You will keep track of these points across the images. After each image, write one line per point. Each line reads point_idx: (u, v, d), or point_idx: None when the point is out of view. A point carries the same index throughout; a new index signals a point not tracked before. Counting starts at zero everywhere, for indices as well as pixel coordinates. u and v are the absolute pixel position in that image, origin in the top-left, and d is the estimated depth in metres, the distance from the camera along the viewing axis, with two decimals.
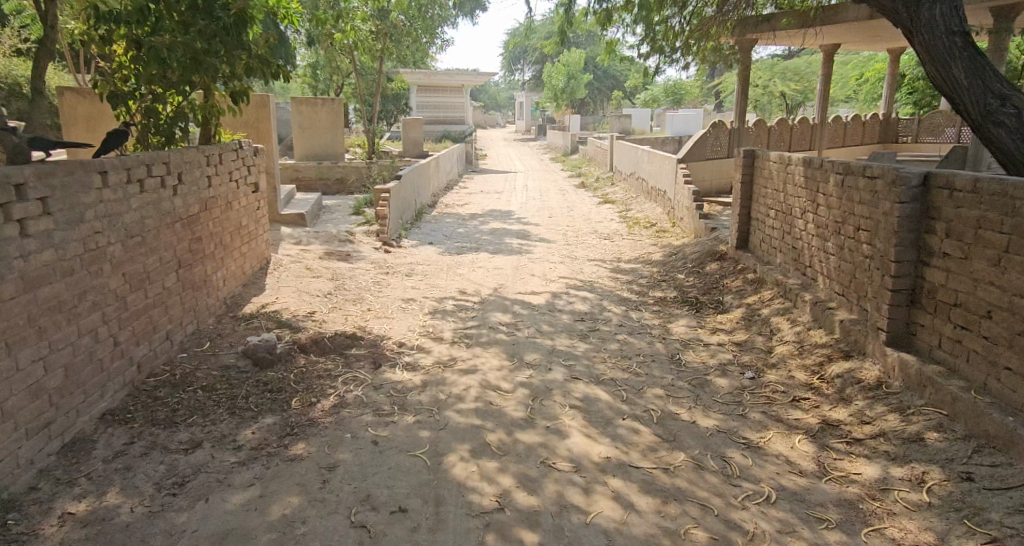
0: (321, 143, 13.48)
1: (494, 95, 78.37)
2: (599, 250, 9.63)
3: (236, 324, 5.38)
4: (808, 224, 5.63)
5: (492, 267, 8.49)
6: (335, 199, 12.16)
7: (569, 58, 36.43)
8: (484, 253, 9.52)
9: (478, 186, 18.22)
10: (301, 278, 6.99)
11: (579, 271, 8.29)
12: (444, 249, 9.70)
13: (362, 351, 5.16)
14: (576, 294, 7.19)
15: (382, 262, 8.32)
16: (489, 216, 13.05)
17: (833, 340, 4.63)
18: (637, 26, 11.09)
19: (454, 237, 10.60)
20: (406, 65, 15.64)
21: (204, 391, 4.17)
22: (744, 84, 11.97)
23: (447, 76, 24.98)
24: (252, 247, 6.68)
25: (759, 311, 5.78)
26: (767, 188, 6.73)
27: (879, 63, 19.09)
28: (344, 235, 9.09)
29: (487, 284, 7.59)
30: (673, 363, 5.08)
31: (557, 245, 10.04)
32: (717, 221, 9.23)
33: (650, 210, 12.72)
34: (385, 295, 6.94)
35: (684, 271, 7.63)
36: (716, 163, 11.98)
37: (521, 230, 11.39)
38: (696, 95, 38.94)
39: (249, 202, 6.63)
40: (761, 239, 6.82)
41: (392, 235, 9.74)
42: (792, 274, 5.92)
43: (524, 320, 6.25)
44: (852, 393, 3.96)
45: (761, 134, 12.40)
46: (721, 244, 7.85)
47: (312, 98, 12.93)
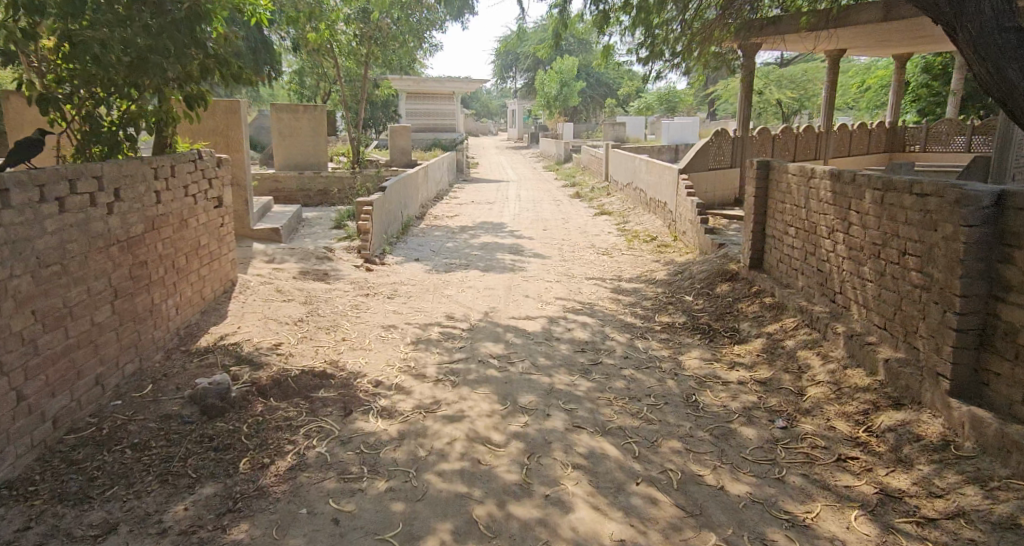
0: (303, 152, 12.82)
1: (486, 103, 78.05)
2: (597, 267, 9.00)
3: (188, 360, 4.67)
4: (838, 246, 4.99)
5: (482, 287, 7.85)
6: (316, 211, 11.49)
7: (563, 66, 35.99)
8: (474, 271, 8.87)
9: (469, 196, 17.59)
10: (271, 302, 6.30)
11: (576, 291, 7.65)
12: (432, 266, 9.06)
13: (331, 394, 4.46)
14: (574, 320, 6.53)
15: (363, 282, 7.65)
16: (480, 228, 12.41)
17: (878, 383, 3.99)
18: (635, 30, 10.54)
19: (442, 252, 9.96)
20: (393, 70, 15.01)
21: (134, 451, 3.46)
22: (746, 92, 11.29)
23: (438, 83, 24.40)
24: (214, 268, 5.98)
25: (783, 343, 5.13)
26: (784, 203, 6.11)
27: (880, 70, 18.70)
28: (322, 251, 8.41)
29: (477, 307, 6.94)
30: (689, 406, 4.41)
31: (552, 261, 9.41)
32: (724, 236, 8.63)
33: (649, 223, 12.12)
34: (364, 321, 6.27)
35: (691, 293, 7.00)
36: (720, 173, 11.37)
37: (513, 245, 10.76)
38: (690, 103, 38.64)
39: (211, 218, 5.96)
40: (779, 259, 6.19)
41: (375, 251, 9.09)
42: (819, 300, 5.28)
43: (517, 352, 5.58)
44: (912, 454, 3.31)
45: (765, 144, 11.83)
46: (731, 263, 7.23)
47: (293, 105, 12.30)
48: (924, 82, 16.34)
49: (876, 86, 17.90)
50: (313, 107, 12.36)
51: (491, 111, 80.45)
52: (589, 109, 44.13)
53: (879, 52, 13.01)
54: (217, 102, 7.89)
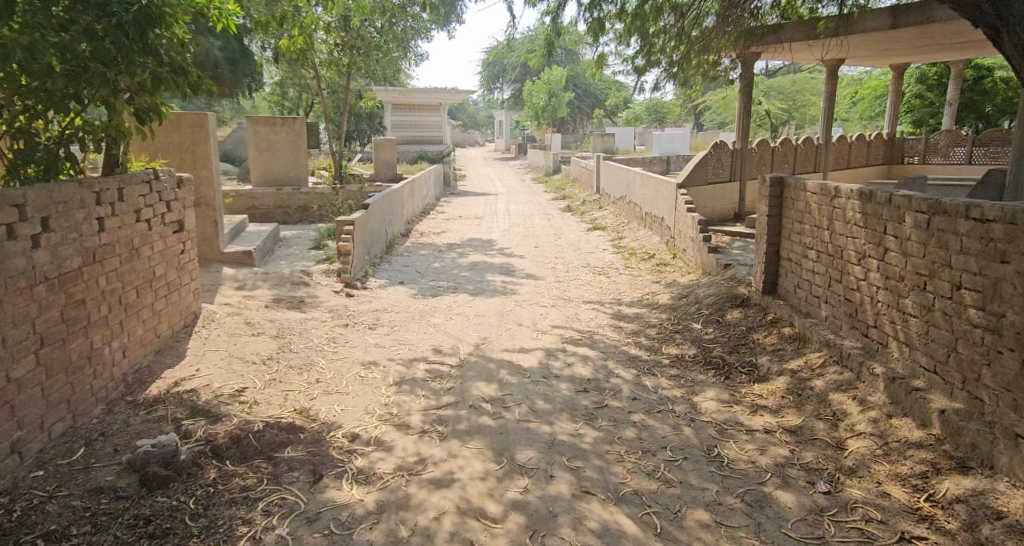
0: (281, 167, 12.24)
1: (473, 114, 77.84)
2: (593, 289, 8.46)
3: (132, 414, 4.03)
4: (872, 273, 4.45)
5: (472, 314, 7.28)
6: (294, 230, 10.87)
7: (550, 76, 35.62)
8: (463, 295, 8.30)
9: (457, 210, 17.02)
10: (238, 337, 5.67)
11: (574, 319, 7.08)
12: (418, 289, 8.48)
13: (298, 452, 3.84)
14: (574, 353, 5.96)
15: (342, 310, 7.05)
16: (468, 246, 11.85)
17: (933, 438, 3.46)
18: (630, 38, 10.07)
19: (428, 274, 9.38)
20: (377, 81, 14.48)
21: (50, 541, 2.82)
22: (745, 102, 10.83)
23: (424, 95, 23.92)
24: (173, 301, 5.35)
25: (810, 382, 4.58)
26: (802, 223, 5.59)
27: (871, 81, 18.37)
28: (299, 276, 7.80)
29: (467, 339, 6.36)
30: (713, 462, 3.83)
31: (546, 283, 8.87)
32: (729, 256, 8.10)
33: (645, 239, 11.63)
34: (342, 358, 5.67)
35: (699, 321, 6.45)
36: (719, 187, 10.87)
37: (503, 264, 10.19)
38: (678, 114, 38.44)
39: (169, 244, 5.32)
40: (796, 284, 5.66)
41: (357, 274, 8.49)
42: (848, 333, 4.73)
43: (512, 393, 4.99)
44: (994, 537, 2.76)
45: (764, 156, 11.41)
46: (740, 288, 6.69)
47: (271, 117, 11.74)
48: (918, 93, 15.97)
49: (868, 97, 17.54)
50: (292, 119, 11.80)
51: (478, 122, 80.10)
52: (577, 120, 43.81)
53: (879, 62, 12.59)
54: (183, 115, 7.40)
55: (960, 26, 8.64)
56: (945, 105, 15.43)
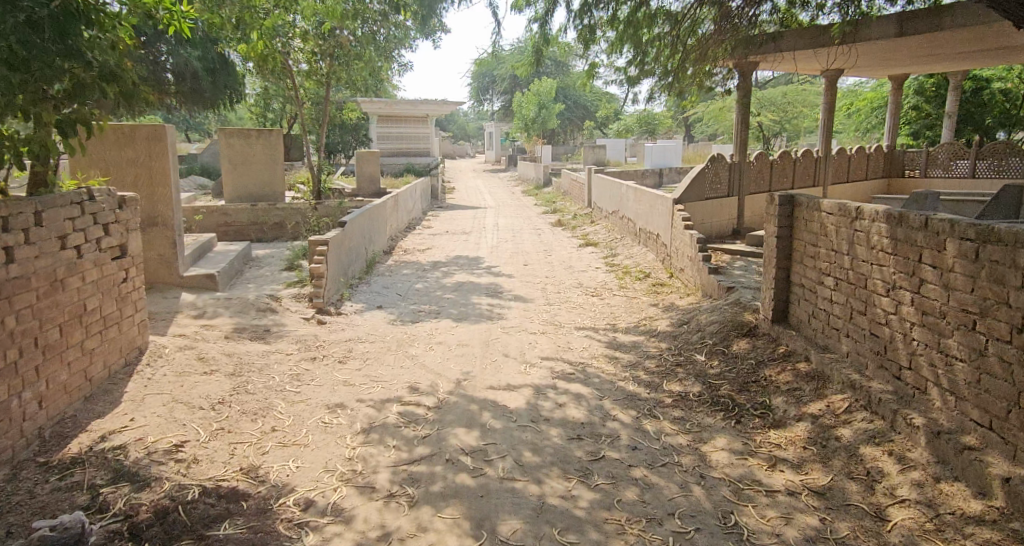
0: (257, 182, 11.68)
1: (463, 125, 77.54)
2: (585, 314, 7.89)
3: (41, 480, 3.41)
4: (903, 308, 3.88)
5: (454, 344, 6.69)
6: (269, 250, 10.26)
7: (540, 87, 35.26)
8: (446, 321, 7.69)
9: (443, 225, 16.44)
10: (186, 377, 5.04)
11: (565, 349, 6.51)
12: (397, 314, 7.88)
13: (237, 528, 3.22)
14: (565, 391, 5.36)
15: (312, 341, 6.44)
16: (454, 264, 11.27)
17: (996, 512, 2.90)
18: (622, 47, 9.58)
19: (410, 297, 8.78)
20: (359, 92, 13.94)
21: None
22: (742, 115, 10.36)
23: (410, 106, 23.27)
24: (111, 337, 4.73)
25: (835, 432, 3.99)
26: (817, 246, 5.03)
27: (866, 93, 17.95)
28: (266, 302, 7.17)
29: (447, 374, 5.75)
30: (730, 536, 3.23)
31: (535, 306, 8.30)
32: (731, 277, 7.54)
33: (640, 256, 11.11)
34: (304, 399, 5.04)
35: (702, 353, 5.87)
36: (717, 202, 10.35)
37: (490, 285, 9.61)
38: (669, 126, 38.21)
39: (107, 273, 4.72)
40: (811, 314, 5.09)
41: (330, 298, 7.88)
42: (876, 374, 4.15)
43: (495, 442, 4.39)
44: None
45: (762, 171, 10.95)
46: (747, 315, 6.13)
47: (245, 129, 11.30)
48: (915, 105, 15.48)
49: (864, 109, 17.10)
50: (268, 130, 11.37)
51: (468, 134, 79.78)
52: (567, 132, 43.48)
53: (879, 74, 12.16)
54: (138, 128, 6.81)
55: (969, 34, 8.15)
56: (943, 117, 14.99)
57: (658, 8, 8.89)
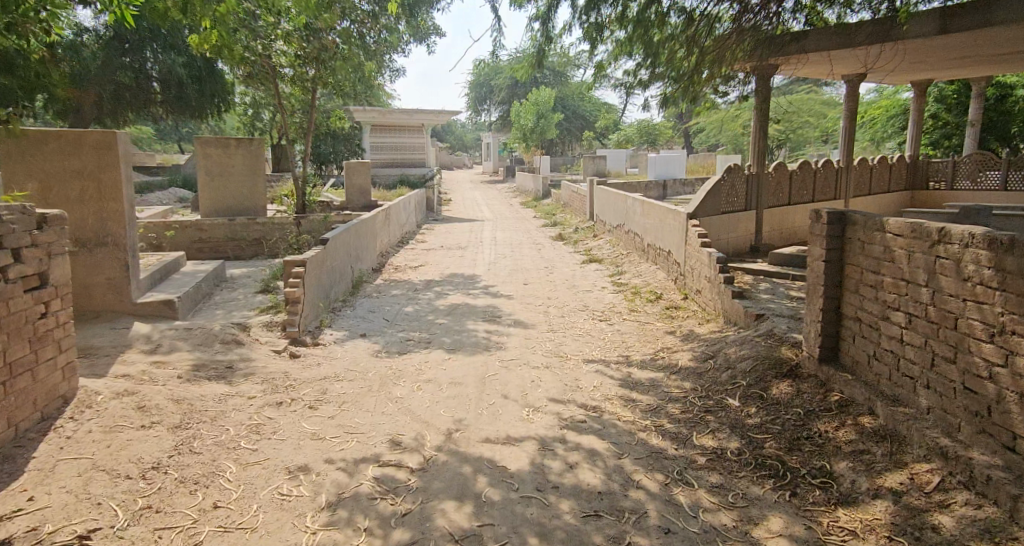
0: (236, 195, 10.87)
1: (460, 135, 77.01)
2: (594, 344, 7.03)
3: None
4: (1020, 361, 3.03)
5: (445, 382, 5.82)
6: (245, 270, 9.40)
7: (539, 97, 34.56)
8: (437, 351, 6.81)
9: (438, 239, 15.58)
10: (116, 433, 4.17)
11: (574, 390, 5.65)
12: (382, 344, 7.02)
13: None
14: (576, 445, 4.48)
15: (280, 381, 5.56)
16: (447, 283, 10.42)
17: None
18: (631, 48, 8.77)
19: (398, 322, 7.92)
20: (347, 98, 13.14)
21: None
22: (760, 122, 9.53)
23: (405, 115, 22.45)
24: (21, 389, 3.90)
25: (929, 519, 3.11)
26: (878, 272, 4.17)
27: (880, 101, 17.12)
28: (231, 330, 6.29)
29: (435, 425, 4.86)
30: None
31: (537, 334, 7.45)
32: (758, 302, 6.69)
33: (649, 275, 10.28)
34: (260, 460, 4.15)
35: (735, 397, 4.97)
36: (734, 216, 9.51)
37: (487, 307, 8.74)
38: (669, 136, 37.59)
39: (19, 308, 3.89)
40: (872, 355, 4.21)
41: (306, 327, 7.01)
42: (975, 440, 3.28)
43: (492, 522, 3.51)
44: None
45: (781, 183, 10.13)
46: (785, 350, 5.27)
47: (224, 138, 10.49)
48: (935, 113, 14.60)
49: (879, 118, 16.26)
50: (248, 140, 10.59)
51: (466, 144, 79.27)
52: (566, 142, 42.81)
53: (901, 79, 11.37)
54: (87, 134, 6.01)
55: (1013, 33, 7.40)
56: (964, 125, 14.15)
57: (672, 5, 8.09)
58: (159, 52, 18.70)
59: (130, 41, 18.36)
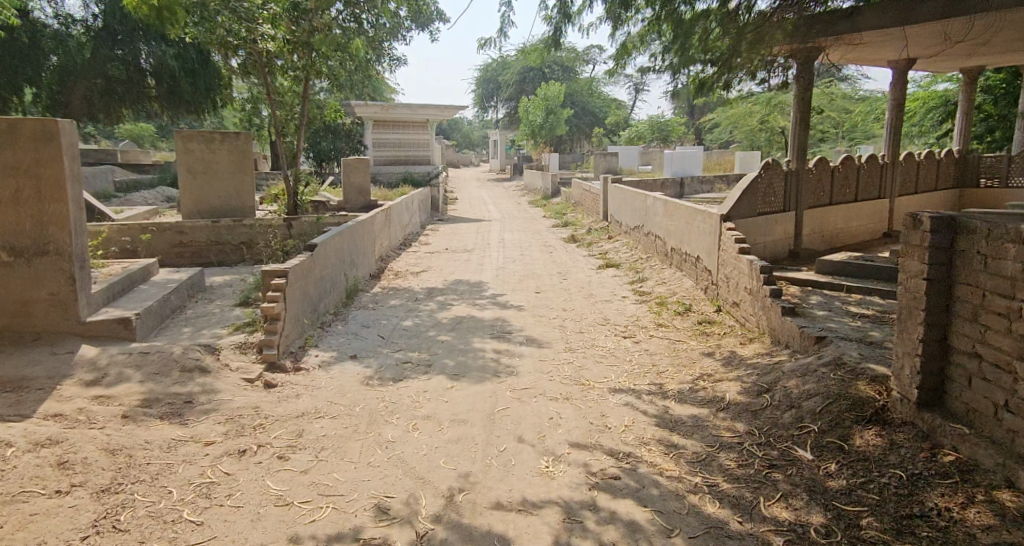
0: (220, 195, 9.98)
1: (467, 132, 76.25)
2: (620, 369, 6.07)
3: None
4: None
5: (447, 420, 4.86)
6: (226, 278, 8.49)
7: (547, 92, 33.54)
8: (438, 378, 5.83)
9: (442, 241, 14.63)
10: (19, 505, 3.24)
11: (602, 431, 4.68)
12: (376, 368, 6.07)
13: None
14: (612, 516, 3.50)
15: (248, 420, 4.63)
16: (451, 291, 9.48)
17: None
18: (658, 27, 7.79)
19: (395, 340, 6.97)
20: (343, 90, 12.24)
21: None
22: (801, 114, 8.58)
23: (408, 110, 21.49)
24: None
25: None
26: (1011, 296, 3.17)
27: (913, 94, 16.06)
28: (195, 353, 5.35)
29: (433, 484, 3.89)
30: None
31: (553, 356, 6.49)
32: (814, 321, 5.70)
33: (673, 283, 9.31)
34: (204, 540, 3.21)
35: (805, 448, 3.97)
36: (771, 218, 8.53)
37: (495, 321, 7.78)
38: (682, 132, 36.35)
39: None
40: (1002, 405, 3.21)
41: (288, 348, 6.08)
42: None
43: None
44: None
45: (822, 180, 9.16)
46: (863, 385, 4.27)
47: (206, 131, 9.75)
48: (979, 104, 13.54)
49: (915, 110, 15.18)
50: (233, 132, 9.83)
51: (473, 142, 78.21)
52: (575, 138, 41.68)
53: (950, 65, 10.33)
54: (20, 122, 5.10)
55: None
56: (1014, 113, 13.05)
57: None
58: (151, 44, 17.85)
59: (121, 33, 17.54)
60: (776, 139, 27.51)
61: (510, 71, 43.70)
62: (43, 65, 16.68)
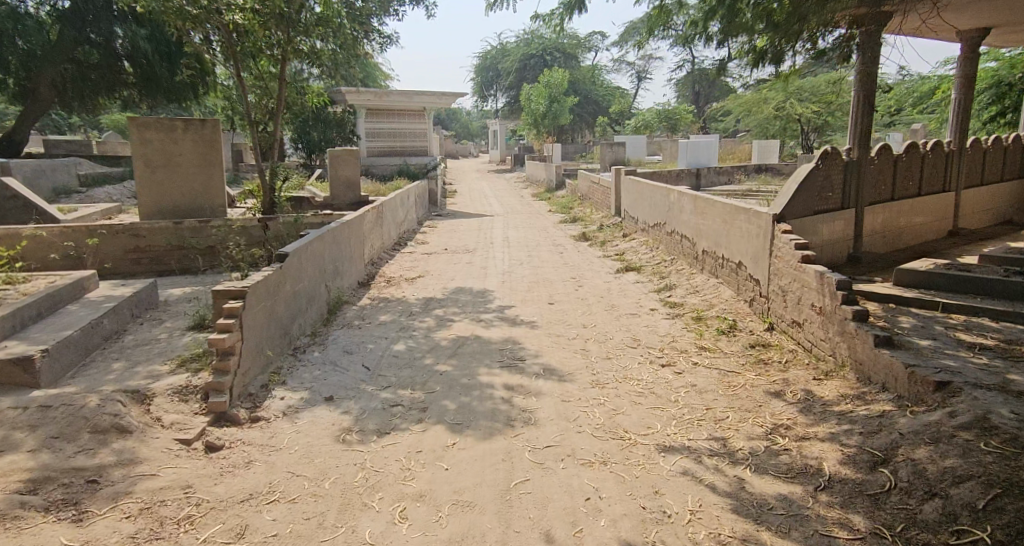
0: (185, 190, 8.66)
1: (465, 122, 74.76)
2: (665, 416, 4.77)
3: None
4: None
5: (447, 504, 3.56)
6: (184, 290, 7.19)
7: (550, 79, 32.13)
8: (435, 431, 4.52)
9: (441, 239, 13.36)
10: None
11: (661, 522, 3.38)
12: (357, 415, 4.76)
13: None
14: None
15: (171, 511, 3.34)
16: (451, 302, 8.19)
17: None
18: None
19: (384, 371, 5.69)
20: (329, 71, 10.93)
21: None
22: (863, 94, 7.31)
23: (404, 97, 20.16)
24: None
25: None
26: None
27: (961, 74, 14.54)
28: (113, 405, 4.04)
29: None
30: None
31: (580, 395, 5.21)
32: (922, 355, 4.40)
33: (709, 293, 8.03)
34: None
35: None
36: (827, 217, 7.25)
37: (505, 344, 6.46)
38: (690, 121, 34.93)
39: None
40: None
41: (244, 392, 4.78)
42: None
43: None
44: None
45: (883, 172, 7.90)
46: None
47: (166, 118, 8.43)
48: None
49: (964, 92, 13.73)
50: (198, 119, 8.54)
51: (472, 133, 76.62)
52: (578, 128, 40.26)
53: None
54: None
55: None
56: None
57: None
58: (124, 25, 16.32)
59: (90, 12, 15.95)
60: (790, 127, 26.14)
61: (511, 58, 42.20)
62: (6, 50, 15.35)
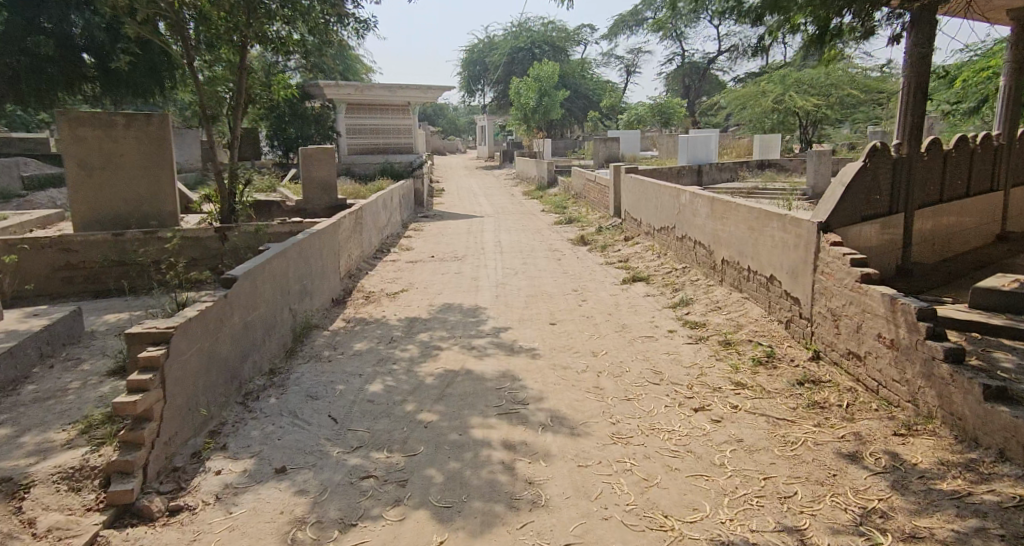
0: (127, 195, 7.50)
1: (452, 118, 73.41)
2: (714, 490, 3.70)
3: None
4: None
5: None
6: (118, 317, 6.05)
7: (540, 73, 31.01)
8: (417, 521, 3.43)
9: (427, 245, 12.24)
10: None
11: None
12: (317, 494, 3.65)
13: None
14: None
15: None
16: (438, 322, 7.08)
17: None
18: None
19: (357, 424, 4.58)
20: (300, 60, 9.72)
21: None
22: (914, 81, 6.32)
23: (386, 91, 18.98)
24: None
25: None
26: None
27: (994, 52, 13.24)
28: None
29: None
30: None
31: (601, 457, 4.12)
32: None
33: (734, 311, 6.97)
34: None
35: None
36: (876, 222, 6.22)
37: (503, 381, 5.37)
38: (684, 115, 33.92)
39: None
40: None
41: (165, 467, 3.65)
42: None
43: None
44: None
45: (933, 171, 6.88)
46: None
47: (105, 113, 7.24)
48: None
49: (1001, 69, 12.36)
50: (143, 114, 7.38)
51: (459, 127, 75.30)
52: (568, 123, 39.16)
53: None
54: None
55: None
56: None
57: None
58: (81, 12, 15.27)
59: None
60: (789, 121, 25.12)
61: (500, 51, 40.99)
62: None
